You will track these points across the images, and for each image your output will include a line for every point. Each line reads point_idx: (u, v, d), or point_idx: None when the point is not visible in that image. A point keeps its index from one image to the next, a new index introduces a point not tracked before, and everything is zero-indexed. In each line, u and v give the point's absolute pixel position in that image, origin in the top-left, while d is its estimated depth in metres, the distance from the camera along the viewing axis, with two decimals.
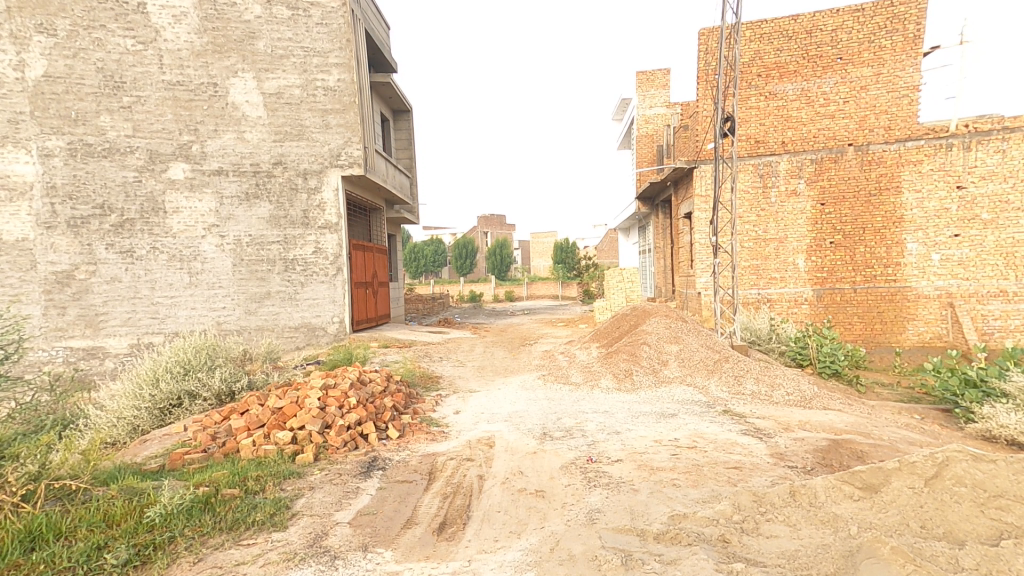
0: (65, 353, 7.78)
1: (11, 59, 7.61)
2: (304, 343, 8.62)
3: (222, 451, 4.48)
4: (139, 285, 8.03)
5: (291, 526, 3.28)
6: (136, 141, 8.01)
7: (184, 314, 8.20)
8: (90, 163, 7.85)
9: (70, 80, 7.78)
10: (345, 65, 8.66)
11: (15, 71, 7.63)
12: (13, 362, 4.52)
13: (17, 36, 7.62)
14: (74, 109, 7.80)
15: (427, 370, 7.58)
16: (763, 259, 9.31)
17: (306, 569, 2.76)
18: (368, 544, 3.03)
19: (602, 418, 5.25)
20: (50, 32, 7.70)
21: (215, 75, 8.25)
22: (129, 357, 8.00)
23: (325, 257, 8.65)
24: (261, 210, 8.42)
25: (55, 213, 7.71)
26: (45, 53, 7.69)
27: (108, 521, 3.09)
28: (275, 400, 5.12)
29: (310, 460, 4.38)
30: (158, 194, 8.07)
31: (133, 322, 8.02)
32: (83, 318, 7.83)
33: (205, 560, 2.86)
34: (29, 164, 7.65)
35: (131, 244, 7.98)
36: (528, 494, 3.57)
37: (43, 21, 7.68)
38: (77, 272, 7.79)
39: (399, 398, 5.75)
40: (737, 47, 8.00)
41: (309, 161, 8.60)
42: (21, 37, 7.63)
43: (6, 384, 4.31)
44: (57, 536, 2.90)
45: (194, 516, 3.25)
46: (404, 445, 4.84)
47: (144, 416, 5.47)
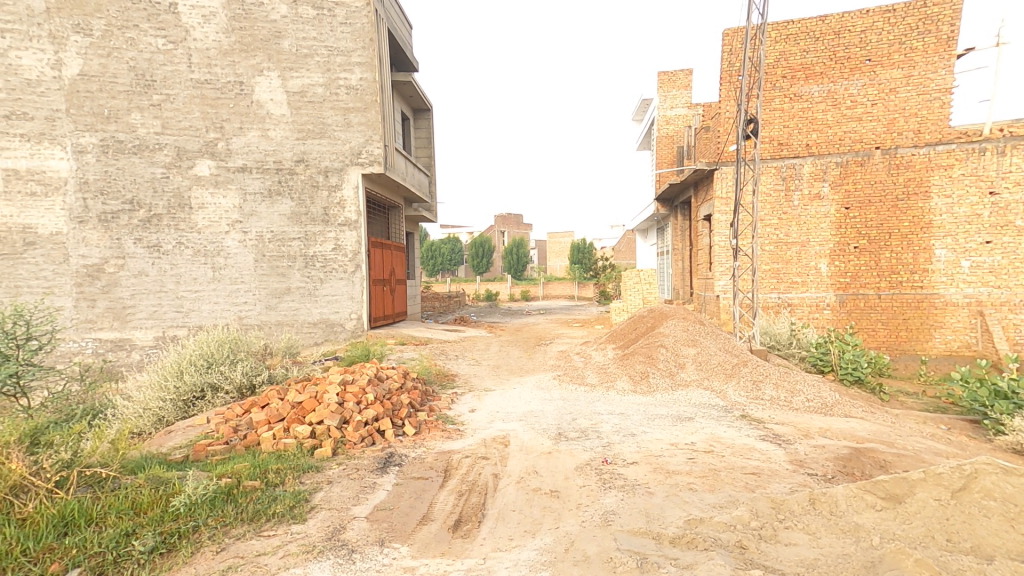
0: (94, 344, 7.99)
1: (49, 58, 7.81)
2: (322, 339, 8.73)
3: (243, 443, 4.58)
4: (165, 279, 8.21)
5: (310, 519, 3.33)
6: (165, 138, 8.18)
7: (208, 308, 8.36)
8: (120, 159, 8.04)
9: (104, 79, 7.98)
10: (368, 65, 8.73)
11: (52, 70, 7.83)
12: (47, 352, 4.67)
13: (55, 35, 7.82)
14: (107, 107, 8.00)
15: (443, 369, 7.65)
16: (785, 262, 9.18)
17: (325, 562, 2.81)
18: (385, 539, 3.07)
19: (617, 420, 5.24)
20: (86, 32, 7.91)
21: (241, 73, 8.39)
22: (154, 350, 8.18)
23: (344, 254, 8.74)
24: (283, 206, 8.56)
25: (87, 208, 7.92)
26: (81, 52, 7.89)
27: (136, 509, 3.18)
28: (295, 395, 5.23)
29: (329, 454, 4.45)
30: (185, 190, 8.24)
31: (158, 315, 8.20)
32: (112, 310, 8.04)
33: (227, 550, 2.92)
34: (63, 160, 7.85)
35: (158, 239, 8.16)
36: (542, 494, 3.58)
37: (79, 21, 7.88)
38: (106, 266, 7.99)
39: (415, 396, 5.81)
40: (762, 48, 7.78)
41: (331, 159, 8.71)
42: (59, 36, 7.84)
43: (40, 374, 4.46)
44: (85, 523, 2.98)
45: (217, 507, 3.33)
46: (420, 441, 4.88)
47: (169, 408, 5.61)
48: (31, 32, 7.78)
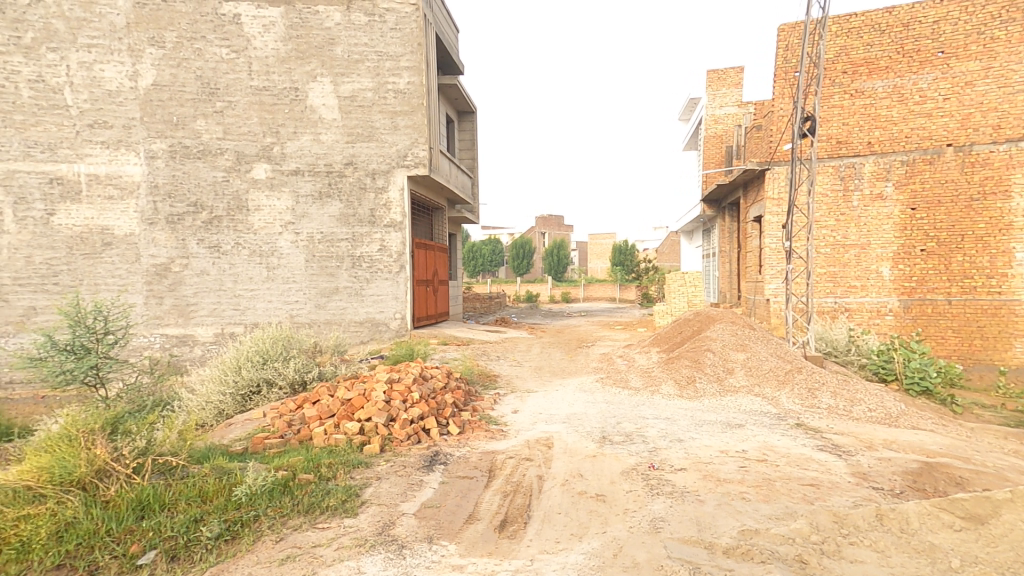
0: (161, 339, 8.46)
1: (127, 69, 8.31)
2: (368, 338, 8.94)
3: (297, 438, 4.74)
4: (224, 278, 8.59)
5: (362, 513, 3.41)
6: (226, 143, 8.56)
7: (262, 307, 8.69)
8: (186, 164, 8.47)
9: (174, 88, 8.42)
10: (415, 69, 8.89)
11: (130, 81, 8.33)
12: (121, 345, 5.03)
13: (133, 48, 8.32)
14: (176, 114, 8.44)
15: (485, 369, 7.69)
16: (842, 266, 8.81)
17: (377, 556, 2.88)
18: (433, 536, 3.11)
19: (663, 424, 5.14)
20: (160, 44, 8.36)
21: (297, 80, 8.69)
22: (214, 345, 8.58)
23: (389, 255, 8.92)
24: (332, 208, 8.81)
25: (156, 210, 8.39)
26: (155, 63, 8.35)
27: (203, 496, 3.35)
28: (344, 392, 5.36)
29: (377, 451, 4.55)
30: (243, 193, 8.59)
31: (218, 312, 8.58)
32: (177, 307, 8.48)
33: (286, 539, 3.04)
34: (136, 165, 8.35)
35: (218, 240, 8.54)
36: (588, 497, 3.55)
37: (154, 34, 8.35)
38: (172, 265, 8.43)
39: (459, 395, 5.87)
40: (822, 43, 7.45)
41: (378, 162, 8.90)
42: (136, 49, 8.32)
43: (116, 366, 4.80)
44: (161, 507, 3.19)
45: (275, 498, 3.45)
46: (464, 441, 4.92)
47: (228, 401, 5.91)
48: (112, 46, 8.28)
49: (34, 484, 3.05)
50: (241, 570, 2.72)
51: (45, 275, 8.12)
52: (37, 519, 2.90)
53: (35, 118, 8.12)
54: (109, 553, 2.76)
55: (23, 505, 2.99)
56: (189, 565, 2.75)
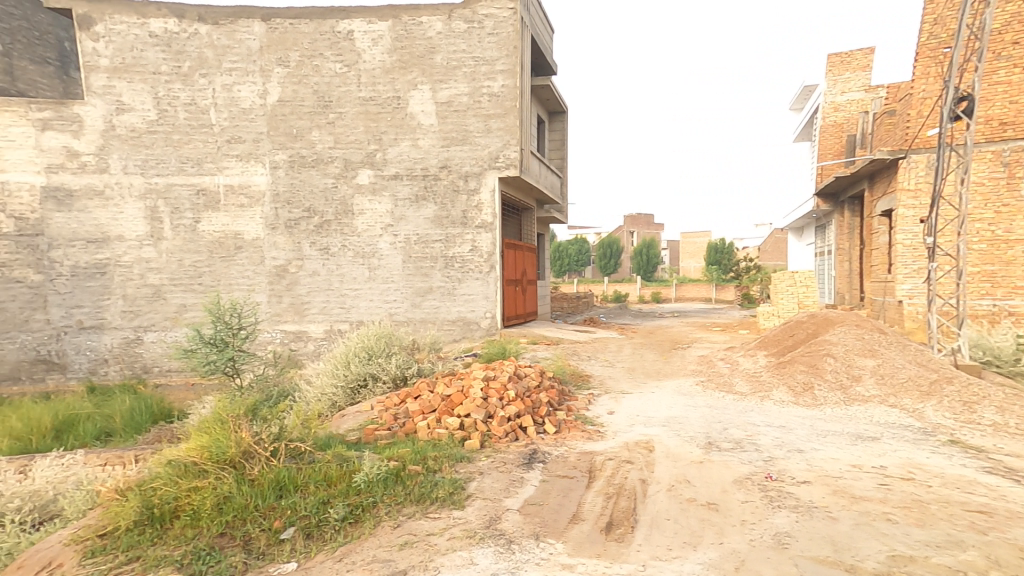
0: (281, 335, 9.23)
1: (257, 88, 9.14)
2: (460, 336, 9.19)
3: (403, 431, 4.96)
4: (332, 278, 9.20)
5: (468, 506, 3.50)
6: (336, 151, 9.17)
7: (365, 305, 9.22)
8: (303, 172, 9.17)
9: (294, 103, 9.15)
10: (510, 72, 9.01)
11: (259, 98, 9.15)
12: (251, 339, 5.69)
13: (264, 69, 9.12)
14: (295, 127, 9.17)
15: (576, 369, 7.63)
16: (1003, 264, 7.83)
17: (487, 549, 2.94)
18: (539, 533, 3.12)
19: (778, 433, 4.81)
20: (285, 63, 9.11)
21: (399, 89, 9.13)
22: (325, 341, 9.22)
23: (480, 255, 9.11)
24: (428, 210, 9.15)
25: (277, 215, 9.17)
26: (281, 81, 9.13)
27: (327, 481, 3.65)
28: (443, 388, 5.54)
29: (477, 446, 4.65)
30: (349, 198, 9.16)
31: (327, 310, 9.21)
32: (293, 305, 9.20)
33: (402, 526, 3.24)
34: (262, 175, 9.16)
35: (328, 242, 9.16)
36: (698, 505, 3.40)
37: (281, 55, 9.11)
38: (289, 266, 9.17)
39: (553, 394, 5.87)
40: (988, 12, 6.62)
41: (472, 164, 9.12)
42: (266, 69, 9.12)
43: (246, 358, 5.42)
44: (294, 488, 3.56)
45: (390, 486, 3.66)
46: (561, 440, 4.90)
47: (340, 394, 6.40)
48: (247, 67, 9.12)
49: (199, 460, 3.61)
50: (365, 553, 2.98)
51: (192, 275, 9.13)
52: (202, 491, 3.42)
53: (187, 137, 9.11)
54: (258, 526, 3.23)
55: (191, 479, 3.53)
56: (321, 544, 3.11)
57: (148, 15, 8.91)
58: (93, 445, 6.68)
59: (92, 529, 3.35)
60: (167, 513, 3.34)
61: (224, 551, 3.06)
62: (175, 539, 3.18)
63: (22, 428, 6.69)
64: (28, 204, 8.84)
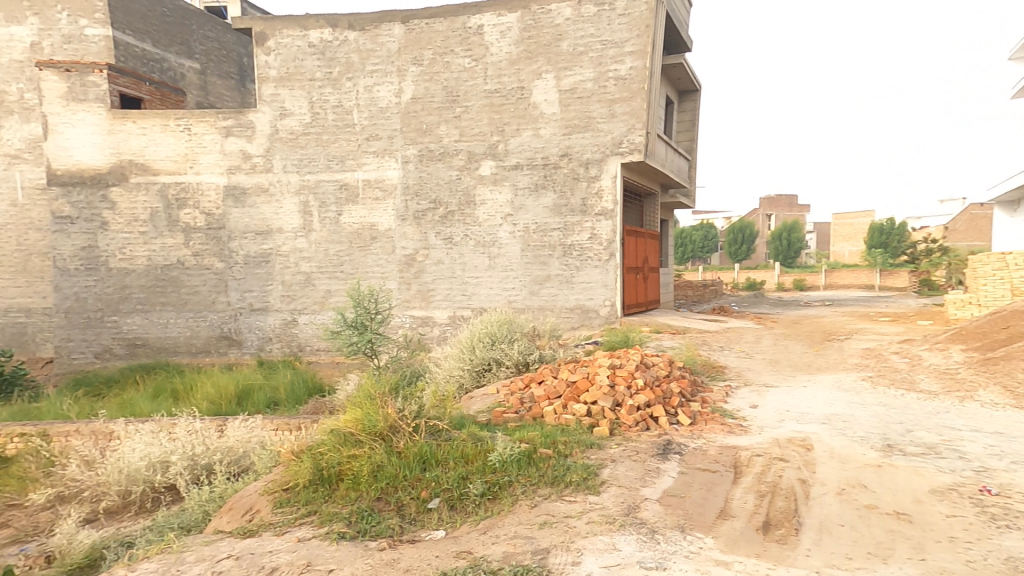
0: (410, 319, 9.87)
1: (393, 88, 9.77)
2: (578, 324, 9.18)
3: (530, 415, 5.07)
4: (454, 266, 9.62)
5: (604, 493, 3.50)
6: (460, 144, 9.54)
7: (485, 293, 9.54)
8: (430, 165, 9.67)
9: (425, 99, 9.66)
10: (640, 53, 8.70)
11: (395, 97, 9.78)
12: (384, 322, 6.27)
13: (400, 69, 9.72)
14: (426, 123, 9.69)
15: (709, 359, 7.27)
16: None
17: (629, 536, 2.91)
18: (685, 526, 3.03)
19: (988, 440, 4.19)
20: (419, 62, 9.64)
21: (523, 79, 9.26)
22: (449, 326, 9.71)
23: (600, 243, 8.99)
24: (547, 199, 9.21)
25: (407, 208, 9.78)
26: (415, 80, 9.68)
27: (464, 458, 3.84)
28: (569, 374, 5.57)
29: (607, 434, 4.62)
30: (472, 189, 9.51)
31: (451, 297, 9.67)
32: (420, 292, 9.79)
33: (539, 507, 3.33)
34: (395, 170, 9.81)
35: (452, 232, 9.60)
36: (884, 514, 3.08)
37: (415, 55, 9.65)
38: (417, 255, 9.76)
39: (686, 385, 5.65)
40: None
41: (593, 151, 9.01)
42: (402, 69, 9.72)
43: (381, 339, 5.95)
44: (436, 462, 3.81)
45: (523, 467, 3.77)
46: (698, 433, 4.71)
47: (467, 376, 6.71)
48: (385, 68, 9.78)
49: (355, 431, 4.01)
50: (506, 528, 3.14)
51: (335, 263, 10.07)
52: (360, 459, 3.80)
53: (334, 137, 9.99)
54: (408, 494, 3.57)
55: (350, 446, 3.94)
56: (465, 516, 3.36)
57: (309, 27, 9.90)
58: (264, 412, 7.69)
59: (279, 482, 3.97)
60: (332, 475, 3.80)
61: (382, 514, 3.46)
62: (341, 499, 3.64)
63: (212, 395, 7.95)
64: (214, 201, 10.25)
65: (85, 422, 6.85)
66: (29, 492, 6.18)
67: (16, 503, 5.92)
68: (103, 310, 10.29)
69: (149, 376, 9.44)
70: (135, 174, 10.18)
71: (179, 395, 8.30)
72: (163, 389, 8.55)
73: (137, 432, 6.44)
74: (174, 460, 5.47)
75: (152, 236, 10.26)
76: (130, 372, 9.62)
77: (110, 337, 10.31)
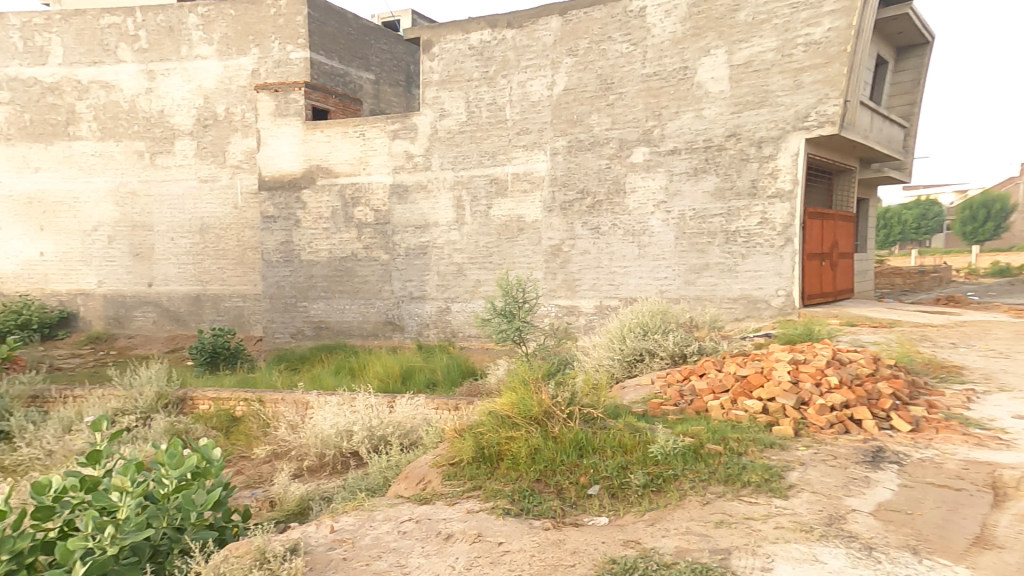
0: (556, 308, 10.02)
1: (546, 80, 9.92)
2: (744, 315, 8.54)
3: (692, 407, 4.85)
4: (601, 256, 9.57)
5: (793, 498, 3.22)
6: (612, 132, 9.41)
7: (634, 282, 9.34)
8: (579, 155, 9.70)
9: (577, 90, 9.67)
10: (842, 10, 7.61)
11: (547, 90, 9.93)
12: (529, 312, 6.71)
13: (554, 62, 9.84)
14: (577, 113, 9.71)
15: (937, 358, 6.25)
16: None
17: (834, 549, 2.66)
18: (919, 549, 2.67)
19: None
20: (575, 53, 9.66)
21: (688, 58, 8.80)
22: (595, 316, 9.69)
23: (773, 229, 8.23)
24: (707, 183, 8.69)
25: (553, 198, 9.92)
26: (568, 71, 9.74)
27: (622, 448, 3.80)
28: (738, 368, 5.21)
29: (790, 434, 4.25)
30: (622, 176, 9.34)
31: (597, 286, 9.63)
32: (566, 281, 9.90)
33: (712, 504, 3.19)
34: (543, 162, 9.99)
35: (599, 222, 9.56)
36: None
37: (571, 46, 9.68)
38: (563, 245, 9.87)
39: (898, 385, 4.93)
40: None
41: (768, 128, 8.24)
42: (556, 61, 9.83)
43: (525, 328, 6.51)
44: (592, 449, 3.84)
45: (689, 461, 3.63)
46: (927, 443, 4.10)
47: (616, 365, 6.62)
48: (541, 62, 9.96)
49: (512, 414, 4.16)
50: (676, 523, 3.05)
51: (485, 254, 10.56)
52: (518, 440, 3.97)
53: (487, 133, 10.44)
54: (567, 479, 3.64)
55: (508, 428, 4.10)
56: (628, 505, 3.33)
57: (470, 30, 10.44)
58: (426, 392, 8.45)
59: (445, 457, 4.30)
60: (492, 454, 4.03)
61: (543, 495, 3.59)
62: (502, 477, 3.85)
63: (381, 373, 8.89)
64: (382, 199, 11.33)
65: (289, 392, 8.08)
66: (254, 446, 7.49)
67: (247, 455, 7.20)
68: (297, 296, 11.99)
69: (332, 355, 10.89)
70: (320, 177, 11.65)
71: (355, 372, 9.42)
72: (344, 367, 9.76)
73: (326, 403, 7.47)
74: (358, 430, 6.32)
75: (332, 231, 11.66)
76: (317, 351, 11.12)
77: (302, 320, 11.99)
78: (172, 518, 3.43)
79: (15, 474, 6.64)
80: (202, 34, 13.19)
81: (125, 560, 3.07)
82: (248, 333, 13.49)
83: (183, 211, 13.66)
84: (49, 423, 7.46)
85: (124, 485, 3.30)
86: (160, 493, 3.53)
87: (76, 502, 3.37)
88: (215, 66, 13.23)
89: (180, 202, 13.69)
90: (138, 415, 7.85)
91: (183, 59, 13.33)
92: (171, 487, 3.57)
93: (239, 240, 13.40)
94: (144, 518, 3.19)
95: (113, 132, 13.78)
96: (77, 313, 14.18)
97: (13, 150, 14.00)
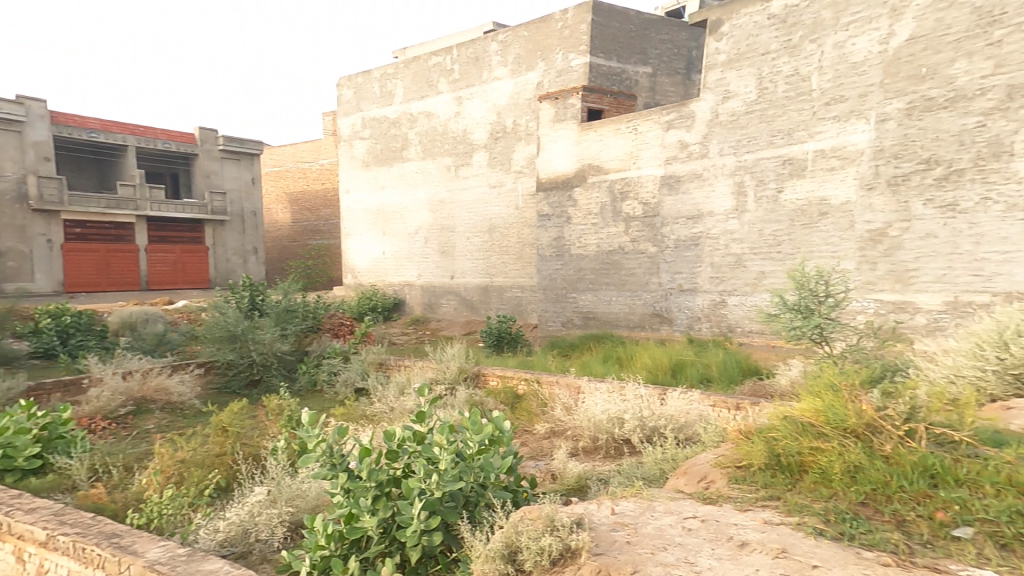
0: (876, 305, 8.39)
1: (881, 33, 8.14)
2: None
3: None
4: (958, 239, 7.57)
5: None
6: (994, 79, 7.21)
7: (1020, 272, 7.09)
8: (925, 117, 7.78)
9: (933, 34, 7.65)
10: None
11: (880, 44, 8.16)
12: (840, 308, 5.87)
13: (895, 8, 8.00)
14: (926, 65, 7.74)
15: None
16: None
17: None
18: None
19: None
20: None
21: None
22: (941, 314, 7.76)
23: None
24: None
25: (878, 173, 8.25)
26: (917, 14, 7.79)
27: (1014, 487, 3.01)
28: None
29: None
30: (1006, 136, 7.15)
31: (947, 279, 7.68)
32: (893, 272, 8.17)
33: None
34: (863, 132, 8.38)
35: (955, 197, 7.58)
36: None
37: None
38: (890, 230, 8.18)
39: None
40: None
41: None
42: (898, 7, 7.97)
43: (831, 326, 5.70)
44: (954, 480, 3.14)
45: None
46: None
47: (993, 379, 5.18)
48: (870, 14, 8.27)
49: (816, 422, 3.75)
50: None
51: (771, 244, 9.59)
52: (827, 453, 3.55)
53: (781, 109, 9.31)
54: (913, 510, 3.07)
55: (812, 437, 3.70)
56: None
57: None
58: (697, 386, 8.15)
59: (728, 458, 4.16)
60: (795, 465, 3.70)
61: (872, 521, 3.10)
62: (809, 491, 3.50)
63: (650, 364, 8.92)
64: (652, 191, 11.23)
65: (563, 376, 8.79)
66: (535, 421, 8.32)
67: (528, 428, 8.08)
68: (567, 287, 12.87)
69: (600, 344, 11.37)
70: (591, 175, 12.21)
71: (622, 362, 9.68)
72: (611, 355, 10.12)
73: (596, 389, 7.95)
74: (628, 418, 6.58)
75: (600, 226, 12.10)
76: (586, 339, 11.70)
77: (572, 310, 12.80)
78: (477, 476, 4.16)
79: (372, 421, 8.57)
80: (500, 58, 15.25)
81: (446, 503, 3.95)
82: (526, 320, 15.05)
83: (476, 214, 16.05)
84: (391, 385, 9.61)
85: (442, 442, 4.11)
86: (466, 453, 4.24)
87: (412, 449, 4.31)
88: (507, 85, 15.14)
89: (475, 207, 16.13)
90: (447, 383, 9.57)
91: (484, 83, 15.62)
92: (474, 448, 4.24)
93: (519, 238, 15.17)
94: (457, 472, 4.00)
95: (431, 152, 17.09)
96: (404, 299, 18.06)
97: (370, 175, 18.79)
